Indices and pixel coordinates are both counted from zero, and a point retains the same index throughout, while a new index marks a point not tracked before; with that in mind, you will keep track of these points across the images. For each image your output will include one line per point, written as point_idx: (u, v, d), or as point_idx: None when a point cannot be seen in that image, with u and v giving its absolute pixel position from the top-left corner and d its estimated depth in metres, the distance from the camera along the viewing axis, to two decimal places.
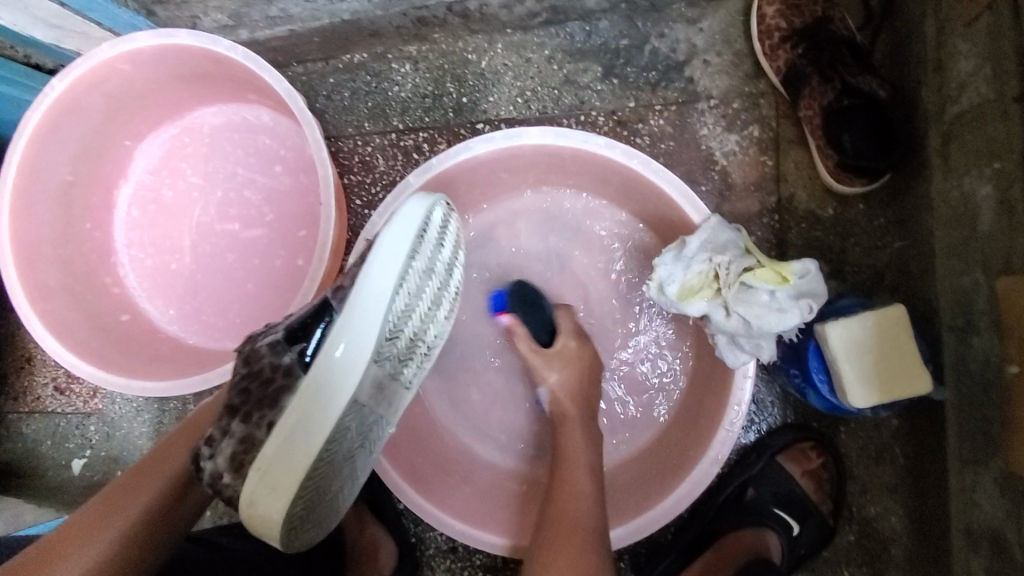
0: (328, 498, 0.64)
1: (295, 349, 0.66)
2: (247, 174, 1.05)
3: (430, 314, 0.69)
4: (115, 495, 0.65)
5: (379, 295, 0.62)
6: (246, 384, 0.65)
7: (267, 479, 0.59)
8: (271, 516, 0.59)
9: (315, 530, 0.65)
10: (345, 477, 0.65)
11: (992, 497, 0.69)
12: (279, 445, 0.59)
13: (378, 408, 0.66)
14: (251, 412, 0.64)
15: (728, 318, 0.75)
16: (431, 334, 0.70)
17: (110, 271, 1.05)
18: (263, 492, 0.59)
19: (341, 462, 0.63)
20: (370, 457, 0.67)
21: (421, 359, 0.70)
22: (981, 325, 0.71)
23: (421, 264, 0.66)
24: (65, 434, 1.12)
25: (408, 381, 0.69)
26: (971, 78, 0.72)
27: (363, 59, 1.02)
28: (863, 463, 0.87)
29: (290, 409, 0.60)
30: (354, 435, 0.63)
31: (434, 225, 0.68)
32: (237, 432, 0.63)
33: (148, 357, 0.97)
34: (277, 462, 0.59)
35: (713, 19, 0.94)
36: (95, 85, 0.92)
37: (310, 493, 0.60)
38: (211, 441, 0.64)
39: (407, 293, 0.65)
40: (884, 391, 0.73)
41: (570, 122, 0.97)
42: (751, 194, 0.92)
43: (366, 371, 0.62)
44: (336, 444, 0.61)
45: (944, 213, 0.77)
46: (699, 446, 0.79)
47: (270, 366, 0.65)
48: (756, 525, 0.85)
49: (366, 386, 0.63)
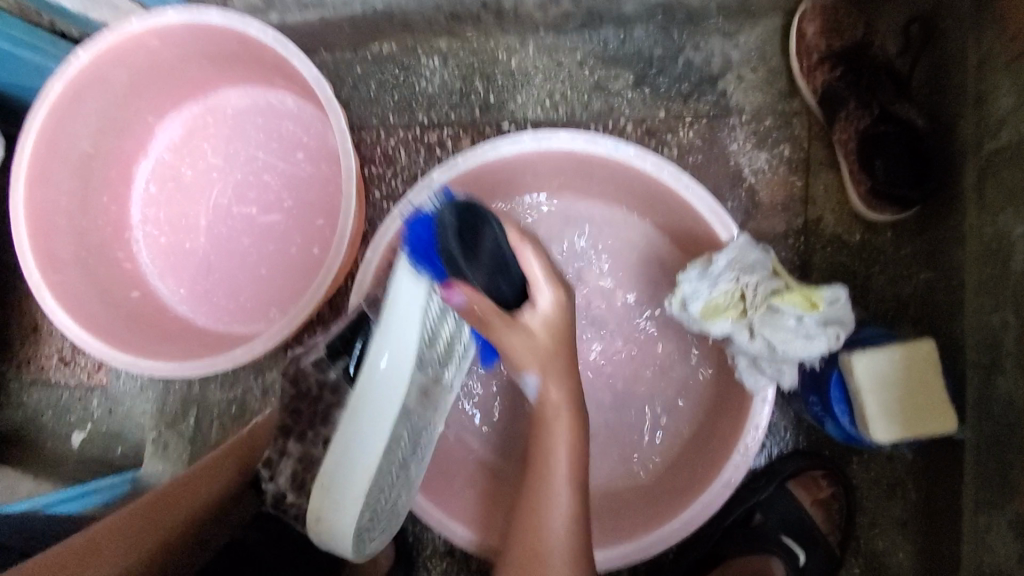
0: (390, 502, 0.68)
1: (336, 366, 0.72)
2: (267, 158, 1.04)
3: (463, 315, 0.71)
4: (162, 499, 0.68)
5: (413, 310, 0.61)
6: (296, 406, 0.74)
7: (332, 497, 0.60)
8: (341, 530, 0.61)
9: (376, 533, 0.68)
10: (401, 484, 0.68)
11: (1005, 541, 0.68)
12: (339, 464, 0.60)
13: (426, 412, 0.69)
14: (304, 432, 0.73)
15: (751, 341, 0.74)
16: (466, 333, 0.73)
17: (124, 247, 1.04)
18: (326, 509, 0.60)
19: (398, 469, 0.66)
20: (421, 458, 0.72)
21: (458, 357, 0.73)
22: (1006, 365, 0.69)
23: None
24: (67, 406, 1.11)
25: (449, 381, 0.73)
26: (1012, 114, 0.70)
27: (391, 51, 1.00)
28: (877, 496, 0.86)
29: (344, 427, 0.60)
30: (408, 441, 0.66)
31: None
32: (295, 451, 0.72)
33: (157, 337, 0.96)
34: (338, 479, 0.60)
35: (750, 34, 0.92)
36: (120, 58, 0.91)
37: (374, 503, 0.63)
38: (269, 464, 0.73)
39: (444, 298, 0.65)
40: (908, 427, 0.72)
41: (597, 128, 0.95)
42: (778, 215, 0.91)
43: (414, 381, 0.63)
44: (394, 453, 0.63)
45: (977, 250, 0.76)
46: (713, 465, 0.78)
47: (316, 384, 0.73)
48: (761, 552, 0.84)
49: (415, 394, 0.64)
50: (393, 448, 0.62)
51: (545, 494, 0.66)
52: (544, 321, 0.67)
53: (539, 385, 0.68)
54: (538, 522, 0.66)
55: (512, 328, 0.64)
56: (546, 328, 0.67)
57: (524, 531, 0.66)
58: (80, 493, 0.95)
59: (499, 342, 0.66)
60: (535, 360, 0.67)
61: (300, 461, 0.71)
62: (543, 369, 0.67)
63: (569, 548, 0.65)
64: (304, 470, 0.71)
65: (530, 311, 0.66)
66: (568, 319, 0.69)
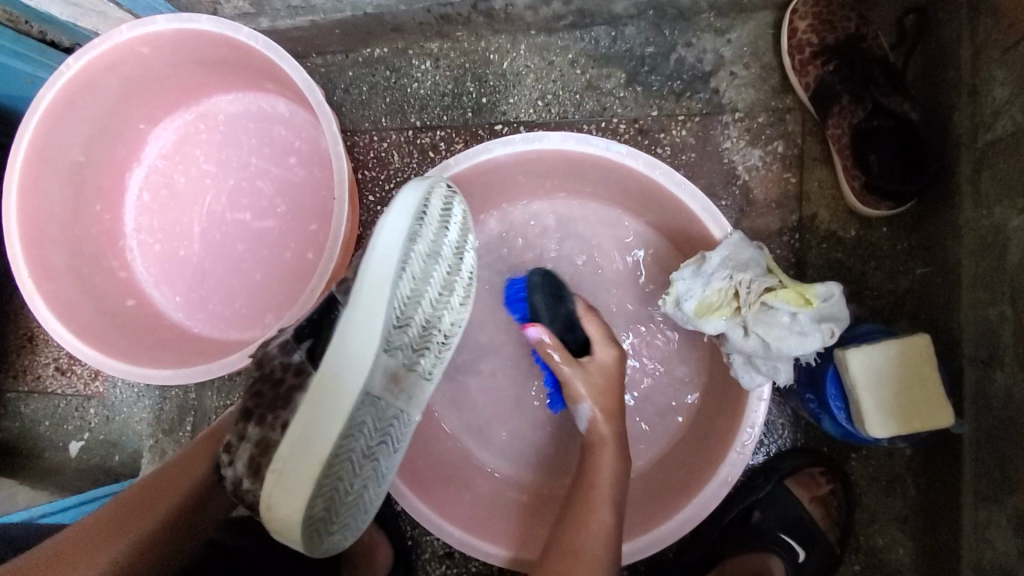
0: (355, 495, 0.61)
1: (302, 347, 0.65)
2: (260, 164, 1.03)
3: (442, 300, 0.66)
4: (124, 510, 0.65)
5: (379, 292, 0.61)
6: (258, 387, 0.65)
7: (284, 479, 0.59)
8: (288, 516, 0.59)
9: (343, 534, 0.63)
10: (367, 475, 0.62)
11: (1007, 536, 0.67)
12: (292, 443, 0.59)
13: (396, 402, 0.63)
14: (264, 415, 0.63)
15: (745, 338, 0.74)
16: (446, 321, 0.67)
17: (118, 255, 1.03)
18: (278, 494, 0.59)
19: (360, 460, 0.61)
20: (393, 455, 0.64)
21: (438, 348, 0.67)
22: (1003, 359, 0.69)
23: (423, 248, 0.63)
24: (64, 416, 1.11)
25: (428, 372, 0.66)
26: (1006, 106, 0.70)
27: (383, 54, 1.00)
28: (876, 493, 0.85)
29: (302, 409, 0.60)
30: (371, 430, 0.61)
31: (434, 211, 0.65)
32: (254, 436, 0.63)
33: (151, 344, 0.95)
34: (293, 459, 0.59)
35: (741, 31, 0.92)
36: (112, 66, 0.91)
37: (328, 493, 0.59)
38: (229, 448, 0.64)
39: (411, 278, 0.63)
40: (905, 422, 0.72)
41: (590, 128, 0.95)
42: (772, 212, 0.91)
43: (376, 363, 0.61)
44: (351, 439, 0.60)
45: (973, 244, 0.75)
46: (707, 466, 0.77)
47: (281, 365, 0.65)
48: (758, 552, 0.83)
49: (378, 377, 0.61)
50: (349, 433, 0.60)
51: (588, 511, 0.70)
52: (605, 367, 0.76)
53: (589, 413, 0.75)
54: (577, 540, 0.68)
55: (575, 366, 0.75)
56: (603, 371, 0.76)
57: (569, 536, 0.69)
58: (79, 501, 0.94)
59: (563, 379, 0.76)
60: (590, 394, 0.75)
61: (258, 447, 0.62)
62: (596, 401, 0.75)
63: (606, 555, 0.67)
64: (262, 455, 0.61)
65: (592, 359, 0.76)
66: (621, 369, 0.78)
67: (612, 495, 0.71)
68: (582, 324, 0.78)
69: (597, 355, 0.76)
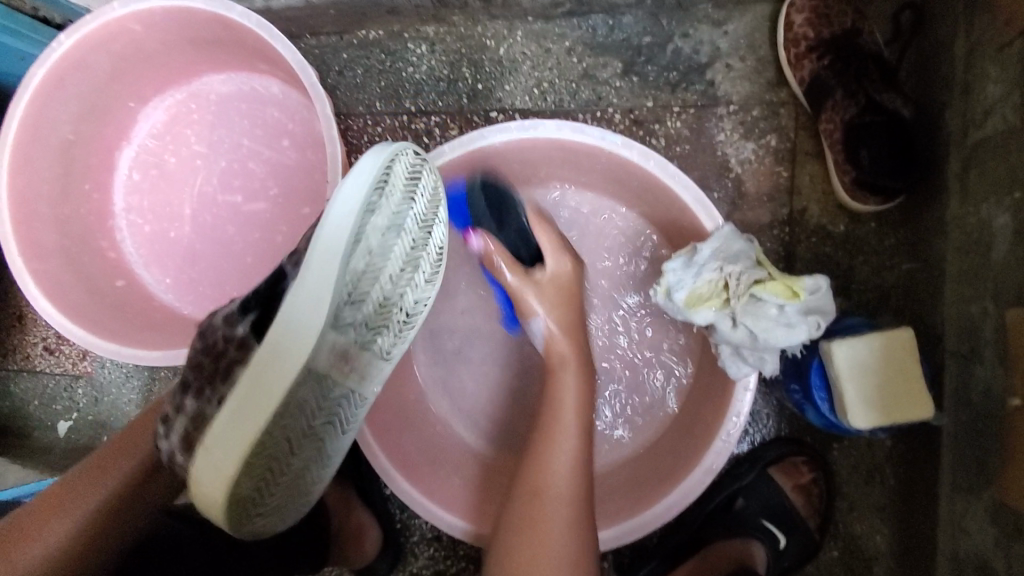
0: (292, 478, 0.58)
1: (246, 320, 0.60)
2: (252, 145, 1.02)
3: (404, 276, 0.60)
4: (67, 492, 0.66)
5: (325, 267, 0.55)
6: (200, 359, 0.61)
7: (210, 458, 0.54)
8: (212, 498, 0.55)
9: (268, 521, 0.61)
10: (309, 455, 0.58)
11: (981, 526, 0.69)
12: (226, 424, 0.54)
13: (343, 382, 0.58)
14: (201, 389, 0.60)
15: (734, 329, 0.75)
16: (409, 298, 0.61)
17: (106, 234, 1.02)
18: (206, 473, 0.54)
19: (300, 440, 0.56)
20: (342, 434, 0.61)
21: (399, 327, 0.62)
22: (984, 354, 0.71)
23: (383, 220, 0.57)
24: (52, 396, 1.11)
25: (385, 350, 0.61)
26: (998, 104, 0.70)
27: (378, 37, 0.99)
28: (855, 482, 0.87)
29: (239, 387, 0.54)
30: (313, 411, 0.56)
31: (399, 174, 0.59)
32: (188, 410, 0.60)
33: (142, 325, 0.95)
34: (219, 439, 0.54)
35: (738, 23, 0.92)
36: (103, 43, 0.89)
37: (259, 474, 0.55)
38: (167, 420, 0.62)
39: (366, 251, 0.57)
40: (887, 414, 0.73)
41: (586, 117, 0.95)
42: (762, 205, 0.92)
43: (322, 339, 0.55)
44: (290, 418, 0.55)
45: (959, 240, 0.76)
46: (695, 452, 0.79)
47: (223, 338, 0.60)
48: (742, 537, 0.86)
49: (324, 355, 0.55)
50: (288, 409, 0.54)
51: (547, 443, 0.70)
52: (558, 279, 0.77)
53: (546, 328, 0.76)
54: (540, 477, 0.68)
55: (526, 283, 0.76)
56: (558, 284, 0.76)
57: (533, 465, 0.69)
58: None
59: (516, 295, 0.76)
60: (547, 309, 0.75)
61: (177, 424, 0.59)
62: (550, 313, 0.75)
63: (571, 481, 0.68)
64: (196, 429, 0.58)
65: (541, 271, 0.77)
66: (577, 281, 0.78)
67: (581, 425, 0.72)
68: (535, 236, 0.78)
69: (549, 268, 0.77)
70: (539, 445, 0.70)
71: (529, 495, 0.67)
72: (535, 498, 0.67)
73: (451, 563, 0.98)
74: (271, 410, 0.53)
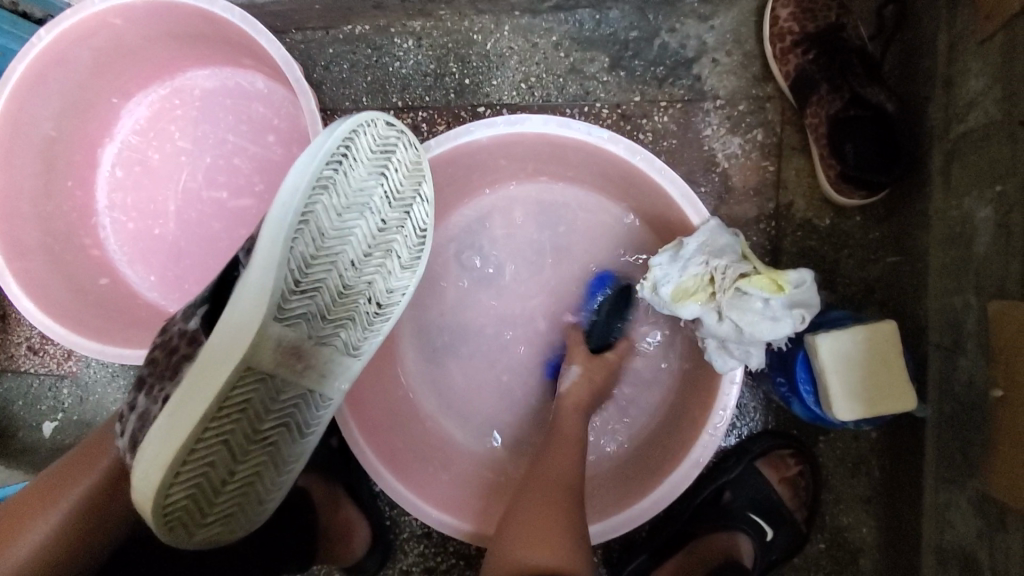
0: (238, 485, 0.58)
1: (199, 314, 0.64)
2: (237, 142, 1.01)
3: (369, 262, 0.61)
4: (44, 493, 0.66)
5: (269, 256, 0.55)
6: (157, 353, 0.64)
7: (146, 461, 0.55)
8: (145, 501, 0.55)
9: (220, 531, 0.60)
10: (259, 461, 0.59)
11: (965, 516, 0.70)
12: (160, 427, 0.55)
13: (299, 381, 0.58)
14: (154, 384, 0.63)
15: (720, 323, 0.75)
16: (377, 287, 0.62)
17: (89, 232, 1.01)
18: (141, 475, 0.55)
19: (246, 443, 0.57)
20: (299, 441, 0.61)
21: (367, 318, 0.62)
22: (967, 346, 0.71)
23: (335, 202, 0.57)
24: (36, 396, 1.09)
25: (350, 344, 0.62)
26: (980, 98, 0.71)
27: (365, 31, 0.98)
28: (841, 474, 0.88)
29: (181, 386, 0.55)
30: (261, 410, 0.57)
31: (360, 154, 0.59)
32: (140, 407, 0.62)
33: (127, 323, 0.94)
34: (155, 442, 0.55)
35: (725, 17, 0.92)
36: (84, 38, 0.88)
37: (194, 479, 0.56)
38: (124, 418, 0.64)
39: (319, 233, 0.57)
40: (871, 407, 0.74)
41: (573, 112, 0.95)
42: (749, 199, 0.92)
43: (267, 331, 0.55)
44: (228, 423, 0.55)
45: (942, 233, 0.77)
46: (682, 446, 0.79)
47: (178, 333, 0.64)
48: (728, 530, 0.86)
49: (271, 348, 0.55)
50: (225, 412, 0.55)
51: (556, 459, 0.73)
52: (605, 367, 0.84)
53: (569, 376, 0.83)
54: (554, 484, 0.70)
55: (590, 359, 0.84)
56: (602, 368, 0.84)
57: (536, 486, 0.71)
58: None
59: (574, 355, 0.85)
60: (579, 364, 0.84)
61: (139, 416, 0.61)
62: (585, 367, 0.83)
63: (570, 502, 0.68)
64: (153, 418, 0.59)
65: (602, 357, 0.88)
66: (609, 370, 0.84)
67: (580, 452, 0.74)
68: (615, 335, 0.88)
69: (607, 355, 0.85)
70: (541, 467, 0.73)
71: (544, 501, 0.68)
72: (549, 501, 0.68)
73: (441, 559, 0.98)
74: (204, 415, 0.54)
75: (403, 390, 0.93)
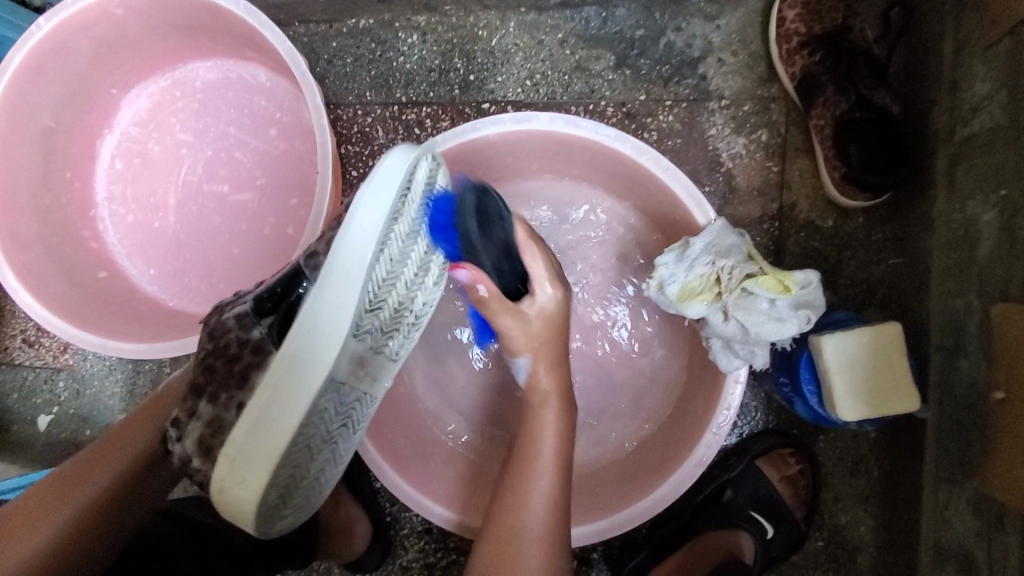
0: (311, 480, 0.59)
1: (263, 324, 0.63)
2: (239, 135, 1.00)
3: (418, 281, 0.61)
4: (65, 483, 0.66)
5: (349, 277, 0.54)
6: (211, 361, 0.63)
7: (237, 466, 0.53)
8: (242, 505, 0.54)
9: (292, 520, 0.61)
10: (325, 460, 0.59)
11: (963, 516, 0.71)
12: (249, 431, 0.53)
13: (359, 386, 0.59)
14: (217, 392, 0.61)
15: (725, 323, 0.75)
16: (419, 302, 0.63)
17: (89, 225, 1.00)
18: (233, 480, 0.54)
19: (320, 444, 0.57)
20: (353, 437, 0.63)
21: (408, 328, 0.63)
22: (969, 347, 0.72)
23: (405, 228, 0.57)
24: (32, 389, 1.08)
25: (394, 352, 0.63)
26: (985, 102, 0.72)
27: (369, 25, 0.97)
28: (840, 473, 0.89)
29: (263, 393, 0.53)
30: (332, 416, 0.57)
31: (420, 179, 0.58)
32: (205, 413, 0.60)
33: (127, 317, 0.94)
34: (245, 446, 0.53)
35: (731, 17, 0.92)
36: (84, 27, 0.87)
37: (284, 481, 0.55)
38: (178, 423, 0.62)
39: (389, 258, 0.56)
40: (873, 408, 0.74)
41: (578, 110, 0.95)
42: (753, 199, 0.92)
43: (344, 348, 0.55)
44: (313, 426, 0.55)
45: (945, 235, 0.78)
46: (684, 446, 0.79)
47: (238, 341, 0.62)
48: (729, 527, 0.87)
49: (344, 362, 0.56)
50: (312, 418, 0.54)
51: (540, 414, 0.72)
52: (543, 311, 0.72)
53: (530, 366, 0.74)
54: (533, 440, 0.71)
55: (507, 311, 0.71)
56: (544, 318, 0.72)
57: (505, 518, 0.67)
58: None
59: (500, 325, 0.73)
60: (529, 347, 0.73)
61: (208, 424, 0.59)
62: (536, 352, 0.73)
63: (541, 543, 0.66)
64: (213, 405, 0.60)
65: (530, 301, 0.72)
66: (565, 316, 0.75)
67: (558, 466, 0.70)
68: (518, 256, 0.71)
69: (540, 299, 0.72)
70: (511, 493, 0.68)
71: (524, 465, 0.70)
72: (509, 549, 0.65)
73: (441, 555, 0.98)
74: (298, 422, 0.53)
75: (406, 388, 0.93)
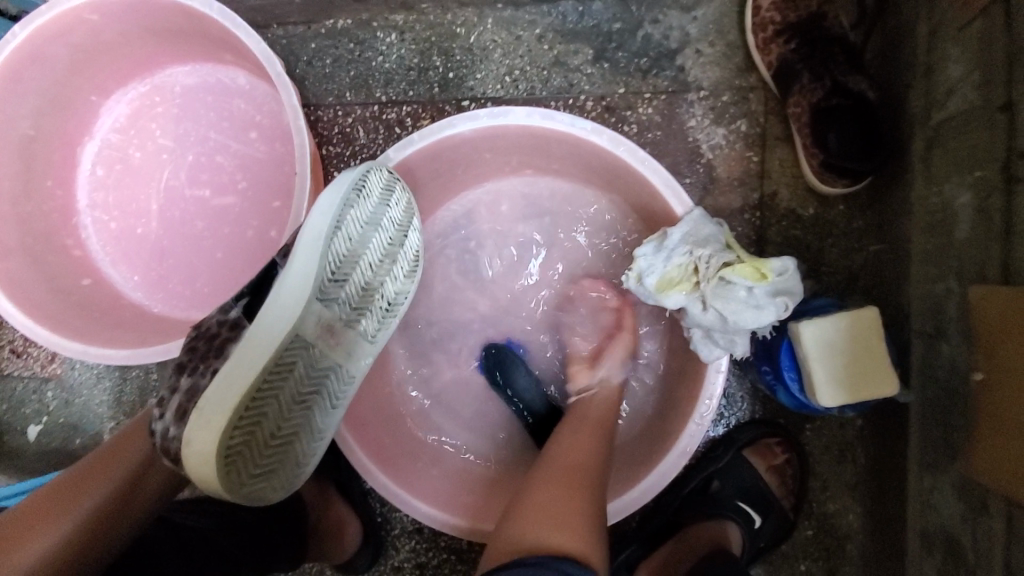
0: (283, 441, 0.60)
1: (239, 304, 0.66)
2: (220, 139, 1.00)
3: (383, 266, 0.65)
4: (47, 506, 0.65)
5: (309, 253, 0.59)
6: (193, 343, 0.65)
7: (204, 416, 0.56)
8: (206, 453, 0.56)
9: (266, 484, 0.61)
10: (298, 421, 0.61)
11: (948, 499, 0.71)
12: (216, 389, 0.57)
13: (331, 355, 0.62)
14: (196, 366, 0.63)
15: (704, 312, 0.75)
16: (389, 288, 0.66)
17: (71, 233, 1.00)
18: (199, 428, 0.56)
19: (290, 403, 0.60)
20: (330, 412, 0.64)
21: (380, 313, 0.66)
22: (949, 331, 0.72)
23: (362, 215, 0.63)
24: (21, 400, 1.08)
25: (369, 333, 0.65)
26: (959, 84, 0.71)
27: (347, 26, 0.97)
28: (826, 460, 0.89)
29: (230, 358, 0.58)
30: (302, 376, 0.60)
31: (374, 182, 0.65)
32: (184, 386, 0.62)
33: (112, 325, 0.93)
34: (214, 398, 0.57)
35: (707, 8, 0.92)
36: (58, 34, 0.87)
37: (250, 426, 0.57)
38: (162, 404, 0.64)
39: (347, 237, 0.61)
40: (854, 392, 0.74)
41: (558, 105, 0.95)
42: (734, 189, 0.92)
43: (308, 311, 0.59)
44: (280, 380, 0.58)
45: (923, 219, 0.78)
46: (668, 438, 0.79)
47: (217, 322, 0.65)
48: (717, 518, 0.86)
49: (311, 325, 0.59)
50: (278, 370, 0.58)
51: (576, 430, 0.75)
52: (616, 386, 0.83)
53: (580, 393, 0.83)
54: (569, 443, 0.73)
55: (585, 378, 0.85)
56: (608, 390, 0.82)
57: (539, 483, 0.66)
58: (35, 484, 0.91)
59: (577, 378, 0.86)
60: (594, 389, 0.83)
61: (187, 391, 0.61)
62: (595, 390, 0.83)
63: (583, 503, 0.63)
64: (189, 401, 0.61)
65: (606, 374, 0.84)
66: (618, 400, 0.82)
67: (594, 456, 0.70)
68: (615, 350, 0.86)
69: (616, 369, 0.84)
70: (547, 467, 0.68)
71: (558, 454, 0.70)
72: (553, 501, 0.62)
73: (433, 554, 0.97)
74: (262, 368, 0.57)
75: (393, 388, 0.93)
